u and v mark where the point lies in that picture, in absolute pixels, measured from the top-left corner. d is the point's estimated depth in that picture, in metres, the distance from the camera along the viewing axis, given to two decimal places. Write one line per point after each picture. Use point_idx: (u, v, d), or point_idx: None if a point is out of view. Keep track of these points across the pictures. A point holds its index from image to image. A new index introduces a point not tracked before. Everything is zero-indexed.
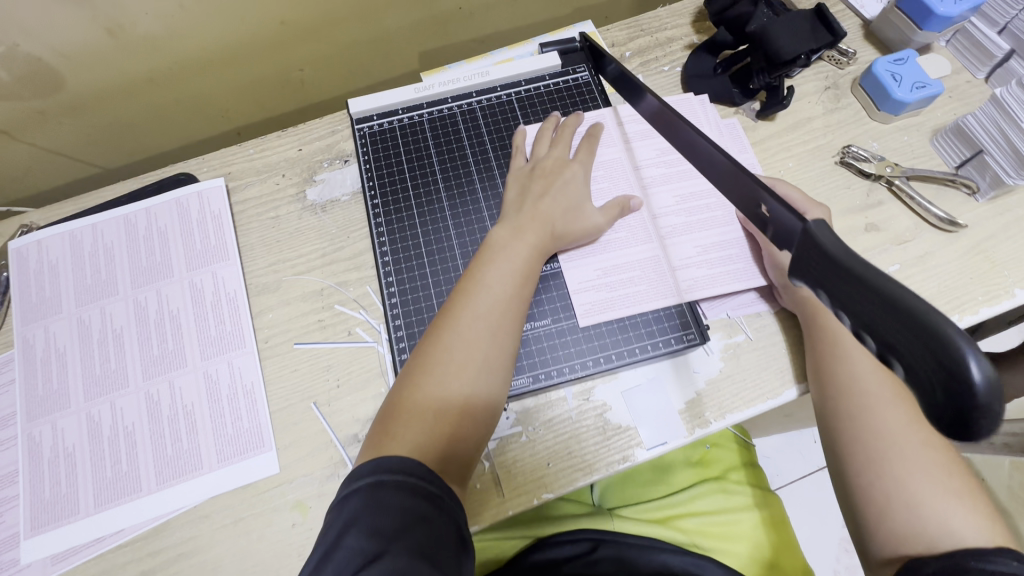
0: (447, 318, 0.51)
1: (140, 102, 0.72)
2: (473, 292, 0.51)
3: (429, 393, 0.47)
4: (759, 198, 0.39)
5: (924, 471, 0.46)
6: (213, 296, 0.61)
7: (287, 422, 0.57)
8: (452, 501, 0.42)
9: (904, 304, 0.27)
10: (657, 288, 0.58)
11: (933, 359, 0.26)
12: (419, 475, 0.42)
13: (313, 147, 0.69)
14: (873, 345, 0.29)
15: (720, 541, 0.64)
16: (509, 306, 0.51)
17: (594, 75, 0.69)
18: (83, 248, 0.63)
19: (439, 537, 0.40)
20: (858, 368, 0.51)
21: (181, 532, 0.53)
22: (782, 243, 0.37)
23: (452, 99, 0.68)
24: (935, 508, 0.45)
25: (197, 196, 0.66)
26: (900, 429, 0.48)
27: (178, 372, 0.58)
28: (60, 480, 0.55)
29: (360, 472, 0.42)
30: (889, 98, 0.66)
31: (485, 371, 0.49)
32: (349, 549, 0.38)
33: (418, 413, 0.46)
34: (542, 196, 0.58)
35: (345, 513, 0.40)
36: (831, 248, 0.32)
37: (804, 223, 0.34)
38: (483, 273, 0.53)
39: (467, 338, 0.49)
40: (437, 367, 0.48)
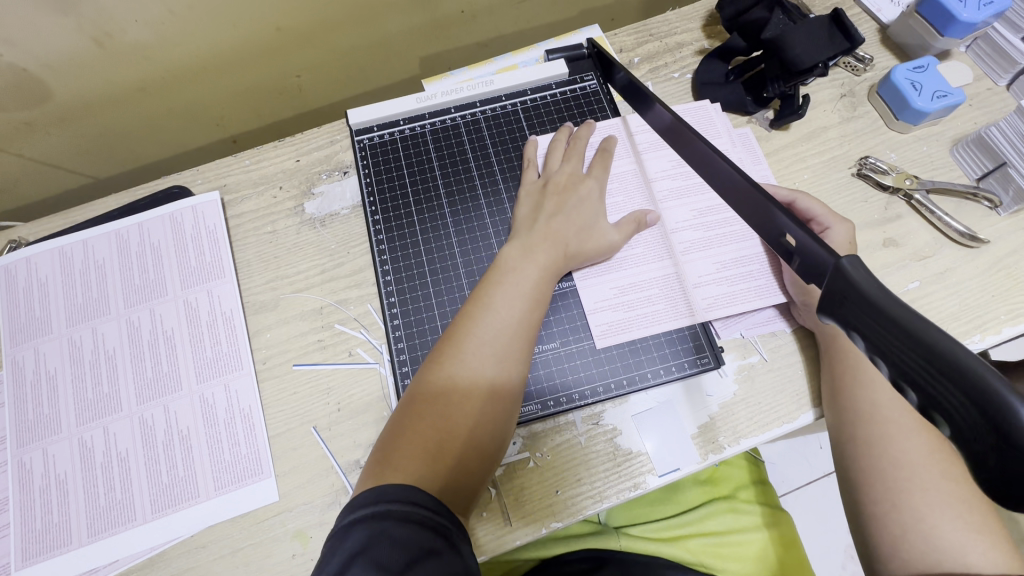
0: (452, 342, 0.48)
1: (132, 111, 0.69)
2: (479, 315, 0.49)
3: (434, 422, 0.45)
4: (782, 226, 0.37)
5: (945, 504, 0.44)
6: (209, 315, 0.59)
7: (286, 448, 0.55)
8: (461, 539, 0.40)
9: (948, 354, 0.25)
10: (671, 308, 0.56)
11: (983, 417, 0.24)
12: (429, 507, 0.40)
13: (312, 158, 0.66)
14: (914, 398, 0.27)
15: (727, 560, 0.62)
16: (517, 331, 0.49)
17: (602, 84, 0.67)
18: (74, 265, 0.61)
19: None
20: (880, 395, 0.49)
21: (178, 563, 0.51)
22: (809, 275, 0.35)
23: (456, 109, 0.66)
24: (954, 544, 0.42)
25: (192, 210, 0.63)
26: (921, 459, 0.45)
27: (173, 395, 0.56)
28: (51, 508, 0.53)
29: (364, 501, 0.40)
30: (909, 107, 0.63)
31: (493, 399, 0.47)
32: None
33: (423, 443, 0.44)
34: (555, 214, 0.56)
35: (347, 545, 0.38)
36: (864, 287, 0.30)
37: (836, 259, 0.32)
38: (491, 294, 0.51)
39: (474, 364, 0.47)
40: (443, 395, 0.46)
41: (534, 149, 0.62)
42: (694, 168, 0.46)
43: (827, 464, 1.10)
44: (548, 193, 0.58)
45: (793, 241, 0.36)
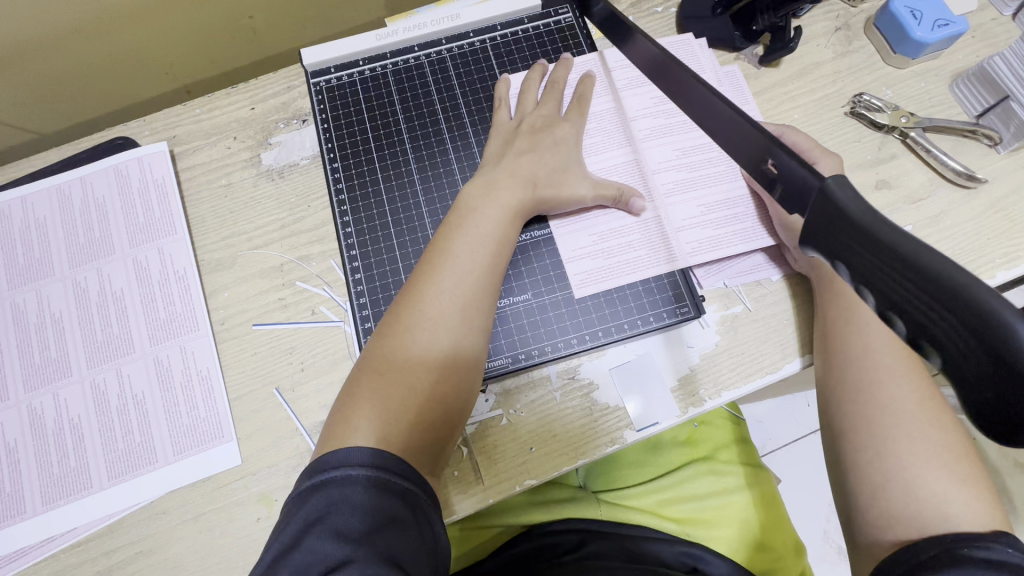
0: (413, 294, 0.45)
1: (70, 57, 0.64)
2: (444, 265, 0.46)
3: (396, 380, 0.42)
4: (766, 151, 0.33)
5: (928, 453, 0.42)
6: (160, 275, 0.56)
7: (248, 411, 0.52)
8: (428, 498, 0.38)
9: (946, 278, 0.22)
10: (652, 255, 0.53)
11: (979, 345, 0.21)
12: (393, 470, 0.37)
13: (267, 105, 0.61)
14: (903, 329, 0.24)
15: (709, 527, 0.61)
16: (484, 280, 0.46)
17: (577, 17, 0.62)
18: (12, 223, 0.57)
19: (414, 539, 0.36)
20: (875, 338, 0.46)
21: (138, 530, 0.49)
22: (792, 206, 0.32)
23: (419, 48, 0.60)
24: (936, 493, 0.40)
25: (138, 162, 0.59)
26: (908, 406, 0.43)
27: (125, 358, 0.53)
28: (2, 478, 0.50)
29: (324, 464, 0.37)
30: (908, 39, 0.59)
31: (458, 353, 0.44)
32: (311, 550, 0.34)
33: (385, 400, 0.41)
34: (526, 153, 0.52)
35: (305, 510, 0.35)
36: (852, 211, 0.27)
37: (821, 181, 0.29)
38: (455, 243, 0.47)
39: (439, 317, 0.44)
40: (404, 352, 0.43)
41: (506, 88, 0.57)
42: (675, 99, 0.42)
43: (813, 421, 1.09)
44: (520, 136, 0.53)
45: (775, 168, 0.33)
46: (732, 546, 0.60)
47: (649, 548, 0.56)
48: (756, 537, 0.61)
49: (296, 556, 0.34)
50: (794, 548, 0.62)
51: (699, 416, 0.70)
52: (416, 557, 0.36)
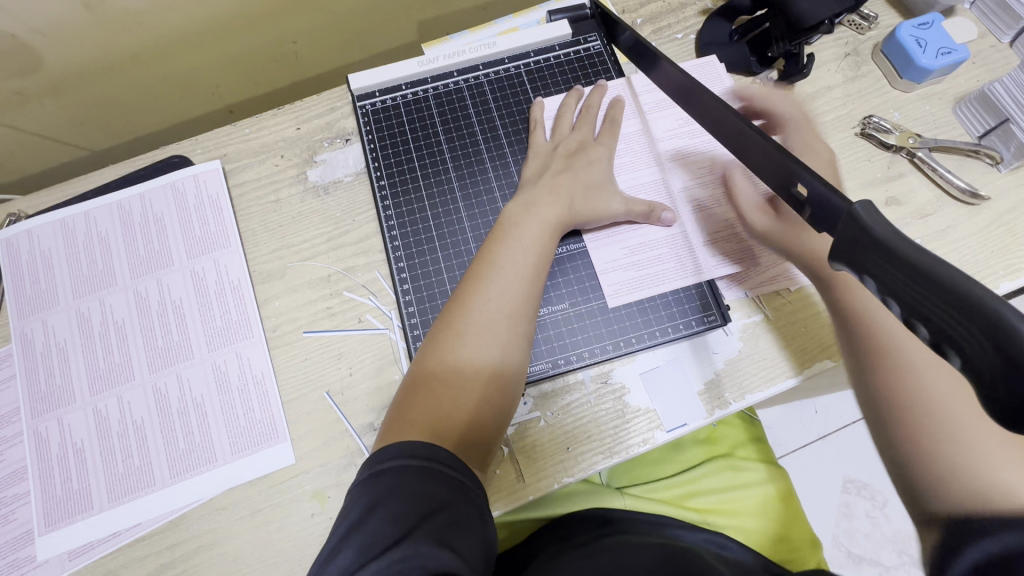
0: (459, 303, 0.49)
1: (126, 80, 0.68)
2: (491, 276, 0.50)
3: (451, 380, 0.46)
4: (794, 176, 0.37)
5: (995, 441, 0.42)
6: (216, 285, 0.59)
7: (300, 413, 0.55)
8: (478, 489, 0.42)
9: (962, 290, 0.26)
10: (680, 266, 0.57)
11: (990, 345, 0.24)
12: (444, 463, 0.41)
13: (313, 126, 0.65)
14: (925, 334, 0.28)
15: (731, 518, 0.64)
16: (524, 289, 0.50)
17: (605, 44, 0.66)
18: (76, 236, 0.61)
19: (466, 525, 0.39)
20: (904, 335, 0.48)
21: (198, 526, 0.52)
22: (821, 224, 0.36)
23: (458, 73, 0.65)
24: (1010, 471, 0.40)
25: (194, 179, 0.63)
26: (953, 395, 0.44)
27: (185, 363, 0.56)
28: (71, 476, 0.54)
29: (386, 455, 0.41)
30: (913, 65, 0.63)
31: (506, 356, 0.48)
32: (372, 531, 0.37)
33: (436, 399, 0.45)
34: (564, 171, 0.56)
35: (367, 497, 0.39)
36: (878, 232, 0.31)
37: (849, 206, 0.33)
38: (498, 255, 0.51)
39: (487, 321, 0.48)
40: (454, 355, 0.47)
41: (540, 111, 0.61)
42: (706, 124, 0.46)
43: (823, 427, 1.13)
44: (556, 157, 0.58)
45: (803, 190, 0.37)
46: (753, 535, 0.64)
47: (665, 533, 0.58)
48: (773, 530, 0.64)
49: (359, 535, 0.37)
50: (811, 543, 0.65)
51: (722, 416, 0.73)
52: (469, 543, 0.38)
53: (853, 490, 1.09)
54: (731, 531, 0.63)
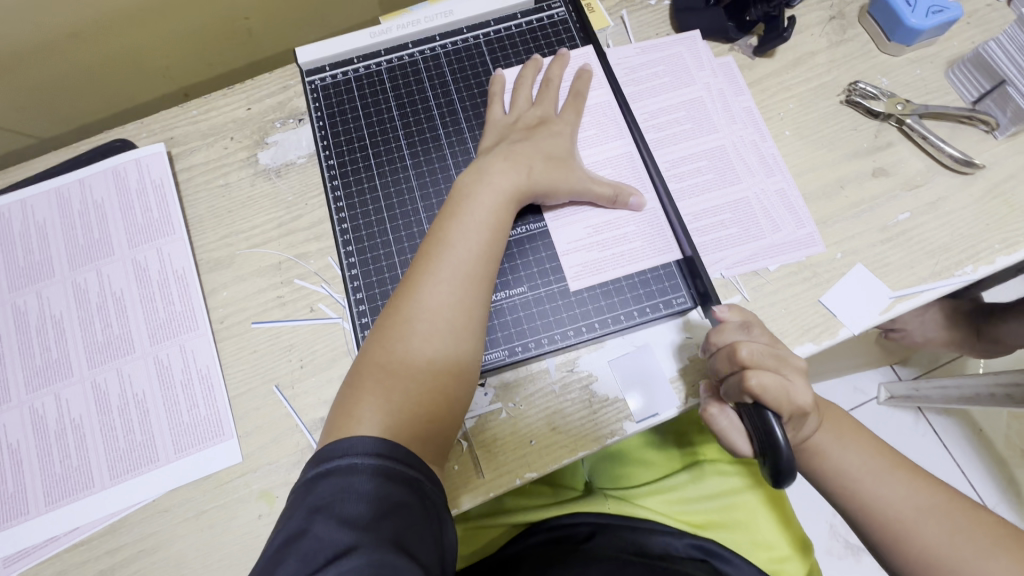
0: (408, 285, 0.46)
1: (67, 61, 0.64)
2: (443, 255, 0.46)
3: (401, 369, 0.43)
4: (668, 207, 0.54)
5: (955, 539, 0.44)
6: (160, 275, 0.56)
7: (249, 409, 0.52)
8: (433, 485, 0.39)
9: None
10: (647, 245, 0.53)
11: None
12: (398, 459, 0.38)
13: (264, 105, 0.62)
14: None
15: (720, 527, 0.58)
16: (479, 268, 0.46)
17: (571, 11, 0.62)
18: (12, 227, 0.57)
19: (423, 525, 0.37)
20: (853, 466, 0.48)
21: (141, 528, 0.50)
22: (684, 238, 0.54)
23: (413, 45, 0.61)
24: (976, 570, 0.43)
25: (136, 163, 0.59)
26: (905, 500, 0.46)
27: (126, 358, 0.53)
28: (5, 479, 0.51)
29: (331, 453, 0.38)
30: (902, 26, 0.59)
31: (458, 344, 0.44)
32: (318, 538, 0.34)
33: (385, 392, 0.42)
34: (522, 141, 0.53)
35: (313, 498, 0.36)
36: None
37: None
38: (451, 233, 0.47)
39: (439, 304, 0.45)
40: (403, 343, 0.44)
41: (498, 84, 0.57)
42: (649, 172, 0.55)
43: None
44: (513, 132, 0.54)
45: (689, 252, 0.52)
46: (747, 546, 0.57)
47: (654, 542, 0.53)
48: (766, 535, 0.58)
49: (305, 543, 0.34)
50: (806, 546, 0.59)
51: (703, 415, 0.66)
52: (424, 543, 0.36)
53: None
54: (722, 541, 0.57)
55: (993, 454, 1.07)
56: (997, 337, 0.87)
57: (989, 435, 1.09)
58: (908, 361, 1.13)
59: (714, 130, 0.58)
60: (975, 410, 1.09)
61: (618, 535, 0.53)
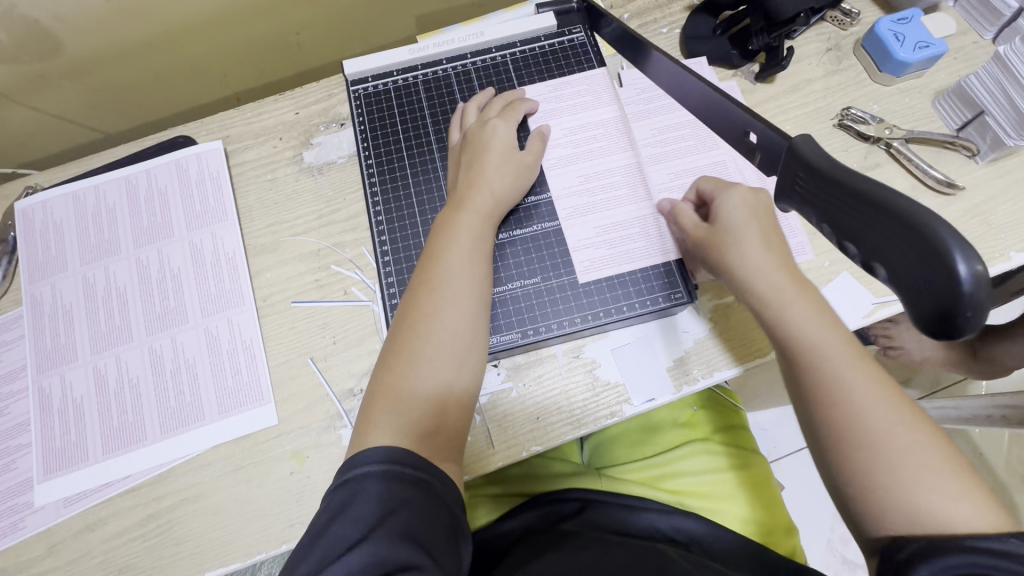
0: (411, 301, 0.51)
1: (139, 66, 0.72)
2: (442, 274, 0.52)
3: (416, 383, 0.48)
4: (747, 125, 0.43)
5: (911, 459, 0.42)
6: (213, 256, 0.63)
7: (285, 378, 0.58)
8: (443, 486, 0.44)
9: (906, 212, 0.30)
10: (641, 256, 0.59)
11: (914, 251, 0.29)
12: (403, 461, 0.43)
13: (310, 111, 0.69)
14: (856, 252, 0.33)
15: (706, 500, 0.63)
16: (477, 285, 0.52)
17: (589, 36, 0.68)
18: (86, 208, 0.65)
19: (431, 518, 0.42)
20: (845, 369, 0.45)
21: (184, 479, 0.55)
22: (770, 167, 0.42)
23: (447, 61, 0.68)
24: (923, 490, 0.41)
25: (197, 157, 0.67)
26: (860, 385, 0.45)
27: (179, 328, 0.60)
28: (69, 429, 0.57)
29: (351, 463, 0.43)
30: (892, 59, 0.64)
31: (458, 353, 0.50)
32: (336, 535, 0.40)
33: (396, 402, 0.47)
34: (474, 160, 0.57)
35: (333, 503, 0.41)
36: (817, 163, 0.35)
37: (790, 140, 0.37)
38: (450, 256, 0.52)
39: (450, 324, 0.50)
40: (410, 353, 0.49)
41: (489, 110, 0.62)
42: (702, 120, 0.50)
43: None
44: (519, 162, 0.59)
45: (755, 139, 0.43)
46: (729, 518, 0.62)
47: (640, 520, 0.58)
48: (749, 513, 0.63)
49: (326, 539, 0.40)
50: (787, 527, 0.64)
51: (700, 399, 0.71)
52: (434, 532, 0.41)
53: None
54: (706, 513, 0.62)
55: (994, 479, 1.08)
56: (993, 359, 0.89)
57: (989, 459, 1.11)
58: (910, 382, 1.15)
59: (714, 148, 0.63)
60: (975, 433, 1.12)
61: (594, 514, 0.58)
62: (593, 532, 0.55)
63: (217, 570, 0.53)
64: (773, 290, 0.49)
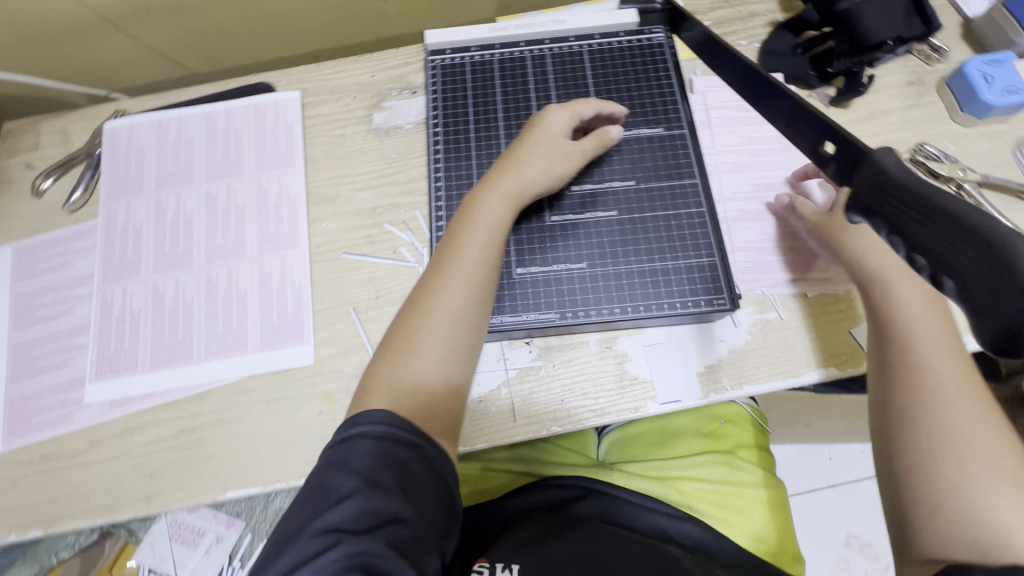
0: (426, 277, 0.53)
1: (234, 12, 0.76)
2: (456, 256, 0.53)
3: (416, 362, 0.49)
4: (822, 134, 0.42)
5: (983, 456, 0.44)
6: (276, 198, 0.66)
7: (327, 322, 0.61)
8: (437, 455, 0.45)
9: (989, 235, 0.30)
10: (810, 268, 0.60)
11: (989, 270, 0.30)
12: (398, 427, 0.44)
13: (385, 75, 0.72)
14: (924, 266, 0.33)
15: (718, 509, 0.63)
16: (486, 270, 0.53)
17: (669, 38, 0.68)
18: (168, 137, 0.69)
19: (423, 482, 0.44)
20: (942, 371, 0.48)
21: (220, 401, 0.58)
22: (841, 178, 0.41)
23: (525, 43, 0.69)
24: (989, 503, 0.42)
25: (274, 104, 0.70)
26: (954, 389, 0.47)
27: (236, 261, 0.63)
28: (124, 337, 0.61)
29: (350, 423, 0.45)
30: (977, 100, 0.63)
31: (456, 330, 0.51)
32: (333, 484, 0.42)
33: (394, 375, 0.49)
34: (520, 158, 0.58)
35: (332, 454, 0.44)
36: (899, 177, 0.34)
37: (870, 151, 0.36)
38: (467, 236, 0.54)
39: (456, 305, 0.51)
40: (414, 328, 0.51)
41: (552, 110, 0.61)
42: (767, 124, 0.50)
43: (835, 475, 1.10)
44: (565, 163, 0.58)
45: (831, 149, 0.41)
46: (738, 532, 0.61)
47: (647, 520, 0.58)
48: (758, 531, 0.62)
49: (322, 487, 0.42)
50: (794, 555, 0.63)
51: (727, 413, 0.71)
52: (424, 493, 0.44)
53: (855, 546, 1.05)
54: (716, 522, 0.61)
55: None
56: None
57: None
58: None
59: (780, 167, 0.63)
60: None
61: (600, 505, 0.59)
62: (599, 525, 0.55)
63: (238, 490, 0.56)
64: (881, 272, 0.53)
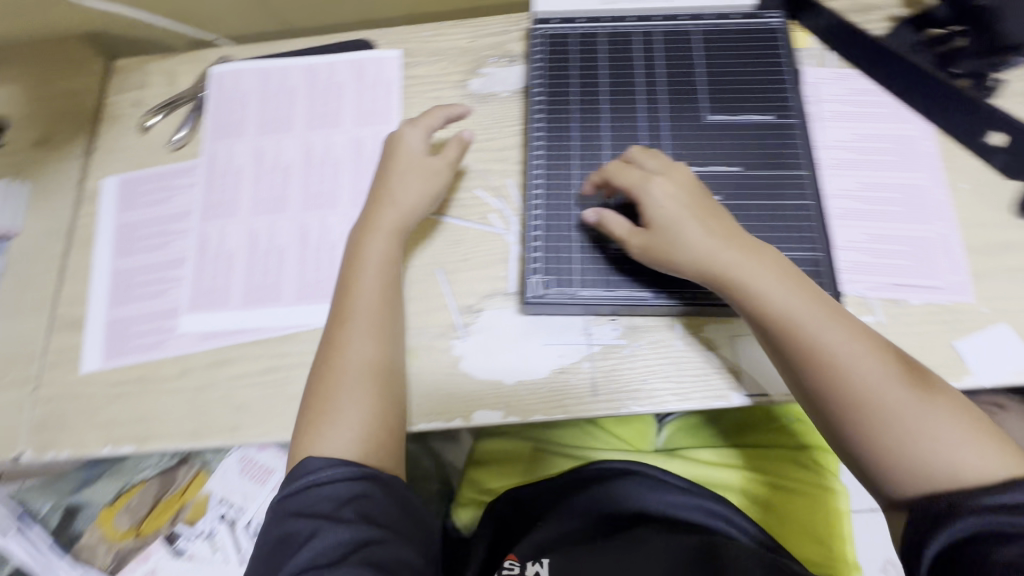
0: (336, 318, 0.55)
1: None
2: (353, 293, 0.56)
3: (343, 401, 0.52)
4: None
5: (918, 402, 0.44)
6: (371, 154, 0.66)
7: (413, 279, 0.61)
8: (389, 480, 0.49)
9: None
10: (920, 272, 0.57)
11: None
12: (346, 464, 0.48)
13: (485, 42, 0.71)
14: None
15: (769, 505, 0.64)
16: (383, 300, 0.56)
17: (784, 24, 0.66)
18: (271, 85, 0.70)
19: (384, 505, 0.48)
20: (829, 336, 0.47)
21: (306, 344, 0.60)
22: None
23: (634, 19, 0.67)
24: (941, 439, 0.43)
25: (375, 62, 0.71)
26: (840, 346, 0.46)
27: (330, 210, 0.64)
28: (219, 274, 0.63)
29: (298, 474, 0.49)
30: None
31: (371, 353, 0.54)
32: (302, 528, 0.46)
33: (322, 413, 0.51)
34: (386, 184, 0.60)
35: (291, 505, 0.47)
36: None
37: None
38: (359, 267, 0.57)
39: (363, 342, 0.54)
40: (340, 359, 0.53)
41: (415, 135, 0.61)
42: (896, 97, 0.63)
43: None
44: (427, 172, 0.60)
45: None
46: (785, 529, 0.63)
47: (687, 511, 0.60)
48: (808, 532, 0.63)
49: (293, 533, 0.46)
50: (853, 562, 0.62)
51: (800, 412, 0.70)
52: (388, 513, 0.48)
53: None
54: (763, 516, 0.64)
55: None
56: None
57: None
58: None
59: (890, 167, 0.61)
60: None
61: (627, 502, 0.60)
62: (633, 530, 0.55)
63: None
64: (702, 258, 0.50)
